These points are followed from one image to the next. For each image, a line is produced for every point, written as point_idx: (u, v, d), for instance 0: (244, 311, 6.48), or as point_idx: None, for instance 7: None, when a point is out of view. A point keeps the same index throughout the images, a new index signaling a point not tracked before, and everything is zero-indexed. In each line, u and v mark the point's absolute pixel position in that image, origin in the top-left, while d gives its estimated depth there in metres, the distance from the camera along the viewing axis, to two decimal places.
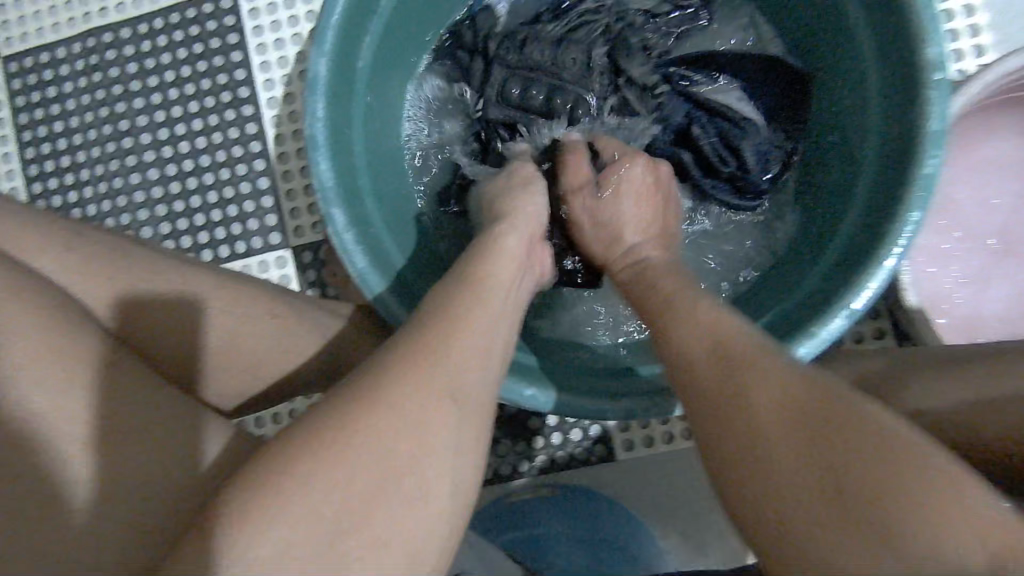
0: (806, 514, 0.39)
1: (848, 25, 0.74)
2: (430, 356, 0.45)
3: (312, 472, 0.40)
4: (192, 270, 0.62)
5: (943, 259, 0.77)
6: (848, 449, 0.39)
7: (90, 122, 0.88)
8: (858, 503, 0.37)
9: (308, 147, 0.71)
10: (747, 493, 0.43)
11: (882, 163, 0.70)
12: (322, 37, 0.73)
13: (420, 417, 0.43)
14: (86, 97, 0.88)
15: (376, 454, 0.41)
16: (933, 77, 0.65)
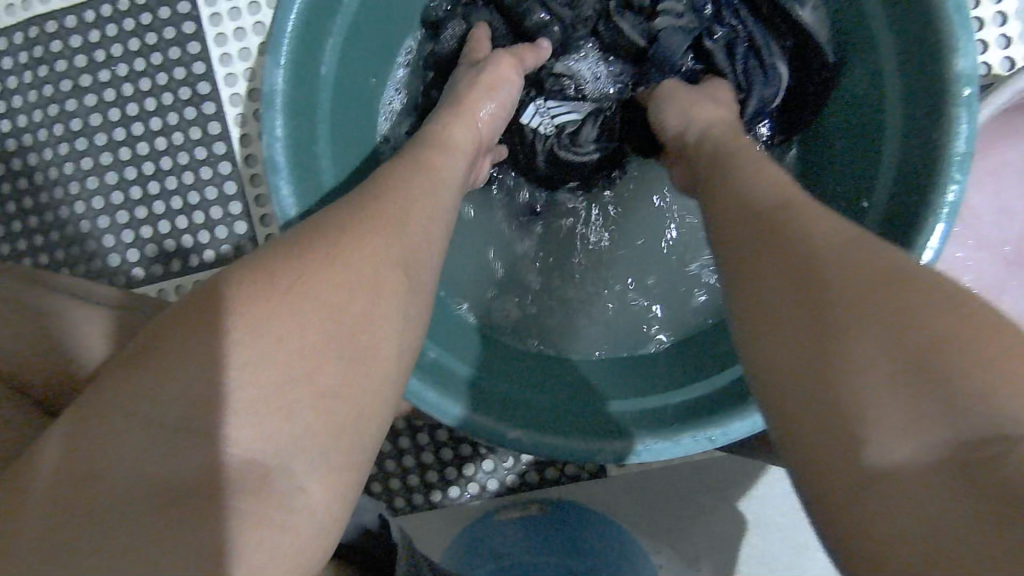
0: (855, 354, 0.34)
1: (875, 25, 0.67)
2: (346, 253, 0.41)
3: (242, 335, 0.38)
4: None
5: (959, 268, 0.79)
6: (913, 299, 0.35)
7: (40, 120, 0.87)
8: (921, 351, 0.33)
9: (267, 170, 0.63)
10: (774, 329, 0.38)
11: (904, 180, 0.62)
12: (273, 57, 0.63)
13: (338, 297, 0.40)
14: (35, 94, 0.87)
15: (307, 325, 0.39)
16: (962, 94, 0.58)
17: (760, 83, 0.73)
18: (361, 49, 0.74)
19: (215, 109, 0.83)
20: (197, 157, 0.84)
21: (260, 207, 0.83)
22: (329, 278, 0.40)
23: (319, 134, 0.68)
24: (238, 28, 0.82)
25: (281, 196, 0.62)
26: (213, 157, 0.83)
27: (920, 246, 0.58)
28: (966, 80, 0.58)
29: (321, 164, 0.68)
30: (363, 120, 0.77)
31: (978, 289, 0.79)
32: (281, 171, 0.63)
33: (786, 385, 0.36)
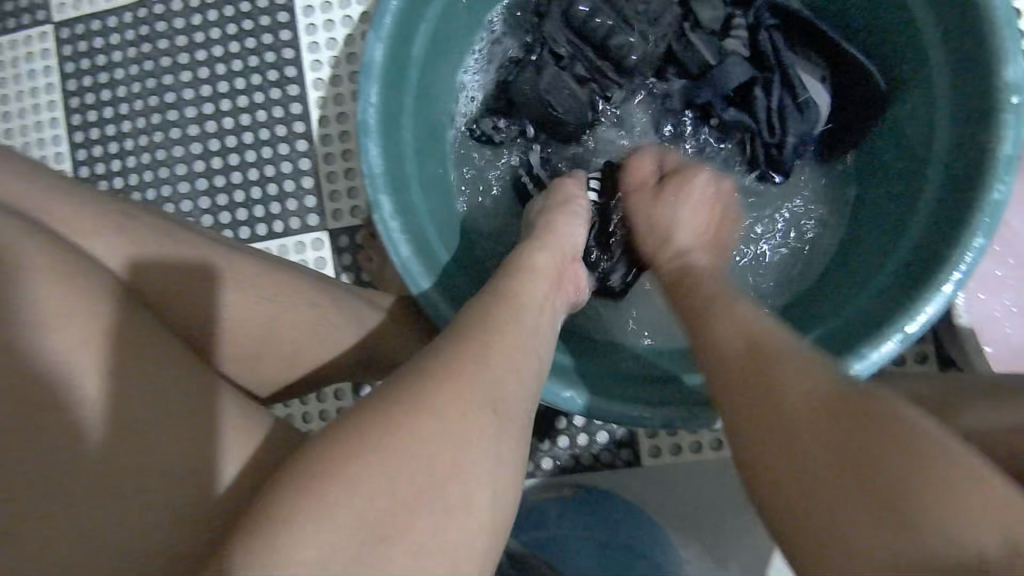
0: (828, 512, 0.38)
1: (909, 17, 0.63)
2: (457, 376, 0.42)
3: (328, 486, 0.36)
4: (231, 251, 0.59)
5: (995, 287, 0.77)
6: (878, 450, 0.38)
7: (137, 91, 0.86)
8: (883, 497, 0.36)
9: (359, 133, 0.59)
10: (773, 485, 0.41)
11: (951, 178, 0.59)
12: (379, 20, 0.59)
13: (462, 431, 0.40)
14: (134, 67, 0.86)
15: (412, 461, 0.38)
16: (1009, 101, 0.55)
17: (795, 119, 0.70)
18: (446, 50, 0.71)
19: (297, 94, 0.82)
20: (277, 134, 0.83)
21: (333, 185, 0.82)
22: (417, 421, 0.39)
23: (406, 107, 0.65)
24: (328, 19, 0.82)
25: (367, 163, 0.59)
26: (292, 135, 0.82)
27: (959, 250, 0.56)
28: (1016, 87, 0.55)
29: (405, 140, 0.65)
30: (438, 128, 0.73)
31: (1013, 309, 0.77)
32: (373, 136, 0.59)
33: (789, 508, 0.40)
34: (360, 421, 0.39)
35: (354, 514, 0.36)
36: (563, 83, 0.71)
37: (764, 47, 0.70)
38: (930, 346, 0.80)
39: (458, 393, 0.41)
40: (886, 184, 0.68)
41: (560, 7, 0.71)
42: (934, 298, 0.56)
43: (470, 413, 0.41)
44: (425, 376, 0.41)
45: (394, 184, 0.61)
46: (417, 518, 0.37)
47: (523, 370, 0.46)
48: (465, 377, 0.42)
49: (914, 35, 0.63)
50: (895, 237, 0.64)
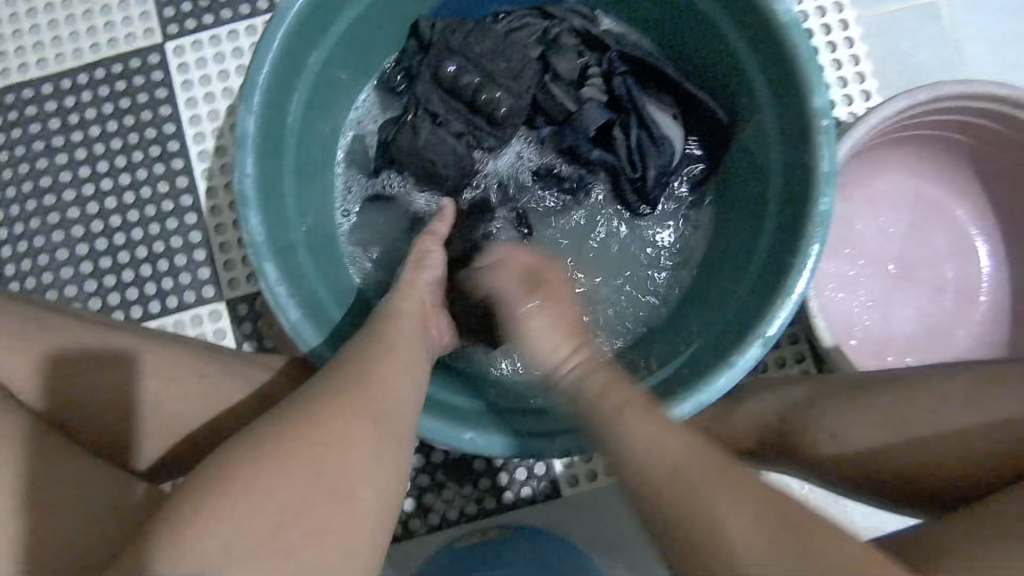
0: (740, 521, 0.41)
1: (734, 57, 0.71)
2: (356, 388, 0.47)
3: (219, 505, 0.39)
4: (121, 333, 0.58)
5: (852, 286, 0.85)
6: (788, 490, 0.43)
7: (10, 178, 0.84)
8: (795, 524, 0.40)
9: (239, 204, 0.60)
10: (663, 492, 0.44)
11: (788, 194, 0.66)
12: (247, 93, 0.61)
13: (346, 434, 0.43)
14: (4, 153, 0.84)
15: (301, 464, 0.41)
16: (820, 123, 0.62)
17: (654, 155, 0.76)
18: (322, 116, 0.73)
19: (181, 167, 0.82)
20: (163, 209, 0.82)
21: (227, 254, 0.82)
22: (332, 434, 0.43)
23: (286, 172, 0.66)
24: (207, 93, 0.83)
25: (249, 233, 0.60)
26: (180, 208, 0.82)
27: (801, 256, 0.62)
28: (824, 110, 0.62)
29: (288, 206, 0.66)
30: (322, 190, 0.75)
31: (870, 303, 0.85)
32: (253, 204, 0.60)
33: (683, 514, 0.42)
34: (262, 436, 0.42)
35: (267, 514, 0.39)
36: (440, 141, 0.75)
37: (619, 90, 0.77)
38: (805, 346, 0.87)
39: (357, 406, 0.45)
40: (739, 202, 0.75)
41: (429, 69, 0.75)
42: (786, 303, 0.62)
43: (368, 431, 0.44)
44: (324, 398, 0.45)
45: (279, 250, 0.62)
46: (318, 527, 0.40)
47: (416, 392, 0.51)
48: (362, 391, 0.46)
49: (741, 72, 0.71)
50: (749, 249, 0.71)
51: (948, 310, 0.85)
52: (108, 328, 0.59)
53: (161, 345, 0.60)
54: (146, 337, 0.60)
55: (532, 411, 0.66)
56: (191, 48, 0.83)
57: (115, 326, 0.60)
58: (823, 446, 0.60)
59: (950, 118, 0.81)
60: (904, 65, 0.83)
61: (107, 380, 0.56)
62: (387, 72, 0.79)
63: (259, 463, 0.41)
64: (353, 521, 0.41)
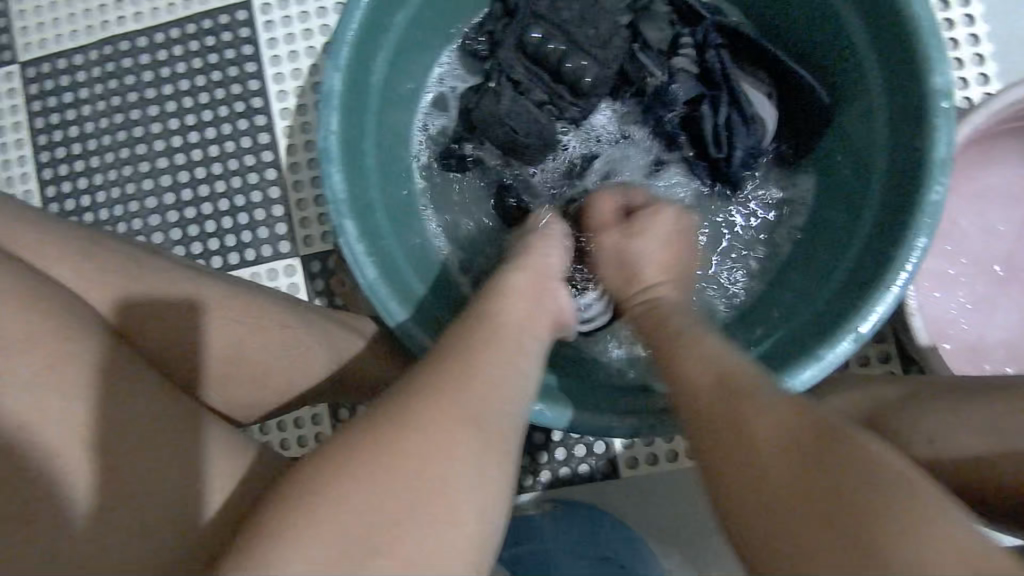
0: (787, 524, 0.38)
1: (841, 29, 0.67)
2: (453, 382, 0.43)
3: (314, 502, 0.37)
4: (201, 277, 0.60)
5: (950, 284, 0.80)
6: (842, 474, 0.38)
7: (105, 127, 0.88)
8: (853, 530, 0.36)
9: (320, 161, 0.60)
10: (741, 505, 0.41)
11: (893, 181, 0.62)
12: (335, 51, 0.61)
13: (439, 440, 0.40)
14: (101, 104, 0.88)
15: (399, 467, 0.38)
16: (939, 106, 0.58)
17: (743, 134, 0.73)
18: (403, 77, 0.73)
19: (265, 124, 0.84)
20: (246, 164, 0.84)
21: (303, 212, 0.83)
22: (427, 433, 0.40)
23: (367, 132, 0.67)
24: (292, 51, 0.84)
25: (330, 190, 0.60)
26: (261, 164, 0.84)
27: (905, 250, 0.58)
28: (943, 92, 0.58)
29: (367, 165, 0.66)
30: (399, 153, 0.75)
31: (969, 306, 0.79)
32: (335, 162, 0.60)
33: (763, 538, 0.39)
34: (358, 434, 0.40)
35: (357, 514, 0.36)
36: (522, 108, 0.73)
37: (712, 64, 0.73)
38: (891, 345, 0.82)
39: (452, 402, 0.42)
40: (834, 188, 0.71)
41: (514, 34, 0.74)
42: (883, 298, 0.58)
43: (464, 437, 0.41)
44: (421, 393, 0.42)
45: (357, 209, 0.62)
46: (406, 529, 0.37)
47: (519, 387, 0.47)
48: (461, 389, 0.43)
49: (849, 48, 0.66)
50: (847, 240, 0.66)
51: None
52: (188, 271, 0.61)
53: (241, 291, 0.62)
54: (227, 283, 0.62)
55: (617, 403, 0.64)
56: (278, 5, 0.85)
57: (194, 270, 0.61)
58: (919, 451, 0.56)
59: None
60: None
61: (196, 325, 0.58)
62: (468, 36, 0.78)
63: (339, 469, 0.38)
64: (445, 530, 0.38)
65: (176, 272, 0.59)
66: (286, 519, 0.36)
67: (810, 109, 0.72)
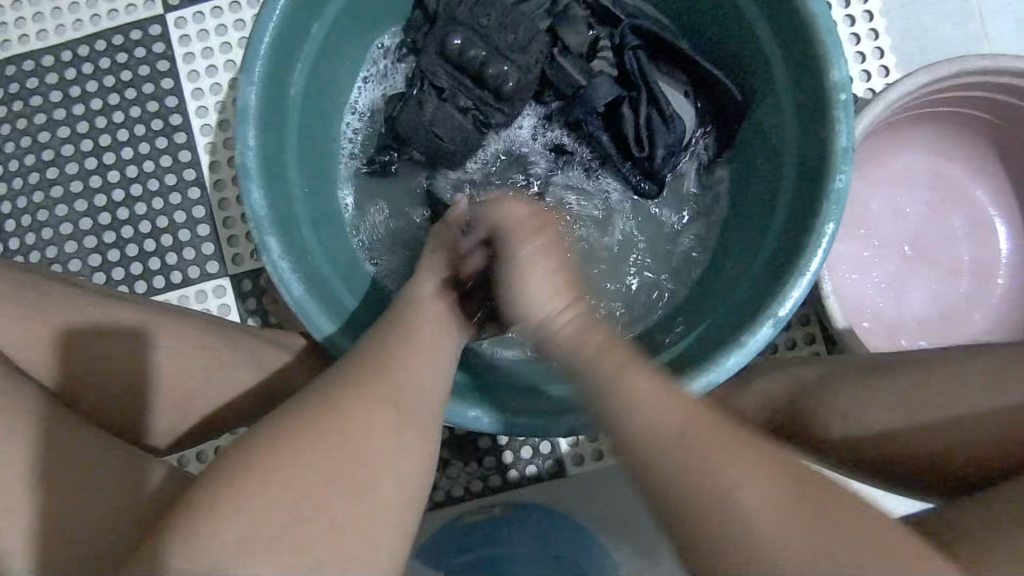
0: (763, 521, 0.41)
1: (748, 27, 0.69)
2: (374, 372, 0.47)
3: (261, 477, 0.40)
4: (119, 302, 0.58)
5: (865, 266, 0.84)
6: (813, 492, 0.42)
7: (13, 151, 0.84)
8: (817, 525, 0.41)
9: (240, 178, 0.59)
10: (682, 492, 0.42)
11: (802, 172, 0.65)
12: (249, 64, 0.60)
13: (364, 425, 0.43)
14: (7, 127, 0.84)
15: (328, 451, 0.42)
16: (839, 98, 0.60)
17: (663, 133, 0.75)
18: (323, 89, 0.72)
19: (184, 142, 0.82)
20: (167, 183, 0.82)
21: (229, 229, 0.82)
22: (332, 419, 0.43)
23: (289, 145, 0.66)
24: (210, 65, 0.82)
25: (252, 206, 0.59)
26: (183, 183, 0.82)
27: (815, 236, 0.60)
28: (843, 86, 0.61)
29: (290, 179, 0.65)
30: (324, 166, 0.74)
31: (884, 285, 0.83)
32: (255, 178, 0.59)
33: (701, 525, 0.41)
34: (290, 417, 0.44)
35: (278, 505, 0.39)
36: (447, 116, 0.73)
37: (630, 65, 0.75)
38: (815, 326, 0.85)
39: (369, 398, 0.45)
40: (750, 180, 0.74)
41: (435, 42, 0.74)
42: (799, 283, 0.60)
43: (376, 422, 0.44)
44: (336, 387, 0.46)
45: (282, 225, 0.61)
46: (334, 502, 0.41)
47: (434, 374, 0.51)
48: (380, 376, 0.47)
49: (757, 45, 0.69)
50: (761, 230, 0.69)
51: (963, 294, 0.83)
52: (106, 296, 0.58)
53: (165, 314, 0.60)
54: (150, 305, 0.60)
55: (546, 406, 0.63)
56: (193, 19, 0.83)
57: (114, 296, 0.59)
58: (843, 430, 0.59)
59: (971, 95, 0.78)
60: (925, 38, 0.80)
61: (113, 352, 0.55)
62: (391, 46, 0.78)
63: (277, 446, 0.41)
64: (370, 510, 0.41)
65: (94, 299, 0.56)
66: (230, 497, 0.39)
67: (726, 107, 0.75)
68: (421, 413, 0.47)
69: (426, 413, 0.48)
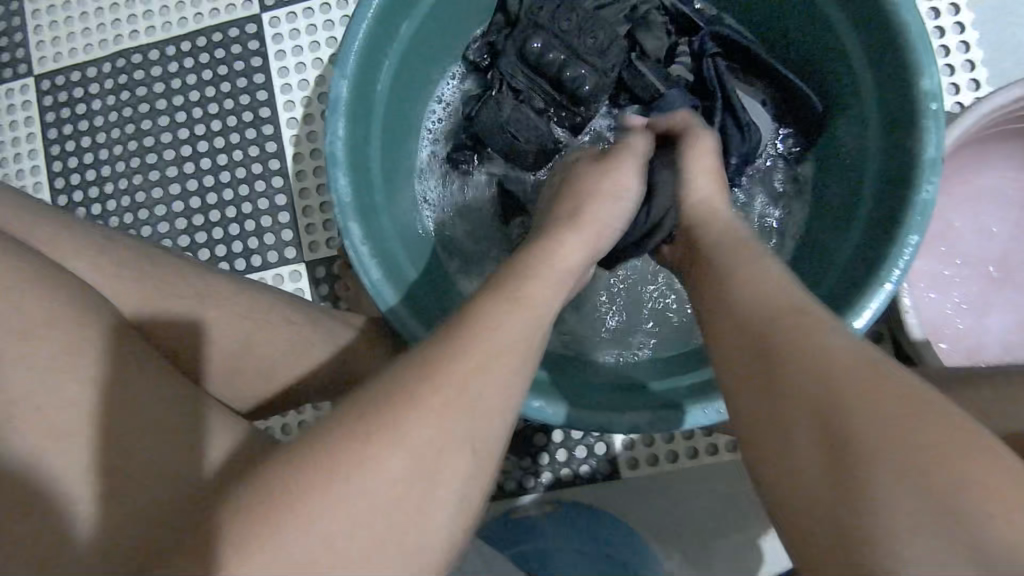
0: (812, 453, 0.37)
1: (833, 35, 0.68)
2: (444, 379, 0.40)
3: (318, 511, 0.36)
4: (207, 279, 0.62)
5: (945, 285, 0.81)
6: (881, 413, 0.36)
7: (117, 137, 0.90)
8: (872, 477, 0.34)
9: (327, 166, 0.62)
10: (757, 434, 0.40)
11: (885, 182, 0.63)
12: (342, 59, 0.63)
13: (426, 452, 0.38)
14: (114, 114, 0.90)
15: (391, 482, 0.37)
16: (927, 108, 0.59)
17: (737, 140, 0.74)
18: (407, 85, 0.75)
19: (272, 133, 0.87)
20: (253, 172, 0.87)
21: (308, 218, 0.85)
22: (398, 412, 0.38)
23: (373, 139, 0.68)
24: (299, 62, 0.87)
25: (336, 194, 0.61)
26: (268, 172, 0.86)
27: (897, 247, 0.59)
28: (934, 96, 0.59)
29: (373, 170, 0.68)
30: (404, 161, 0.76)
31: (963, 305, 0.81)
32: (342, 167, 0.62)
33: (768, 463, 0.39)
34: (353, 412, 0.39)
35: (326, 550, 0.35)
36: (524, 118, 0.76)
37: (707, 72, 0.75)
38: (887, 345, 0.83)
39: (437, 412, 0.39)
40: (830, 192, 0.72)
41: (514, 45, 0.76)
42: (877, 294, 0.59)
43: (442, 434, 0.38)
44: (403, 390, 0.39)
45: (364, 212, 0.64)
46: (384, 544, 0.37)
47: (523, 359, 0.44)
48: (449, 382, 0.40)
49: (841, 53, 0.68)
50: (839, 240, 0.68)
51: None
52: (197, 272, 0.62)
53: (253, 293, 0.64)
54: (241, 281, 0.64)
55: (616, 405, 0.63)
56: (286, 19, 0.87)
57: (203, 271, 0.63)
58: None
59: None
60: (1020, 53, 0.77)
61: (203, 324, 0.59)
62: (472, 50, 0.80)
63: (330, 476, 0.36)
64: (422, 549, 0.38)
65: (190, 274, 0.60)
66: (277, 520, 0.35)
67: (803, 116, 0.74)
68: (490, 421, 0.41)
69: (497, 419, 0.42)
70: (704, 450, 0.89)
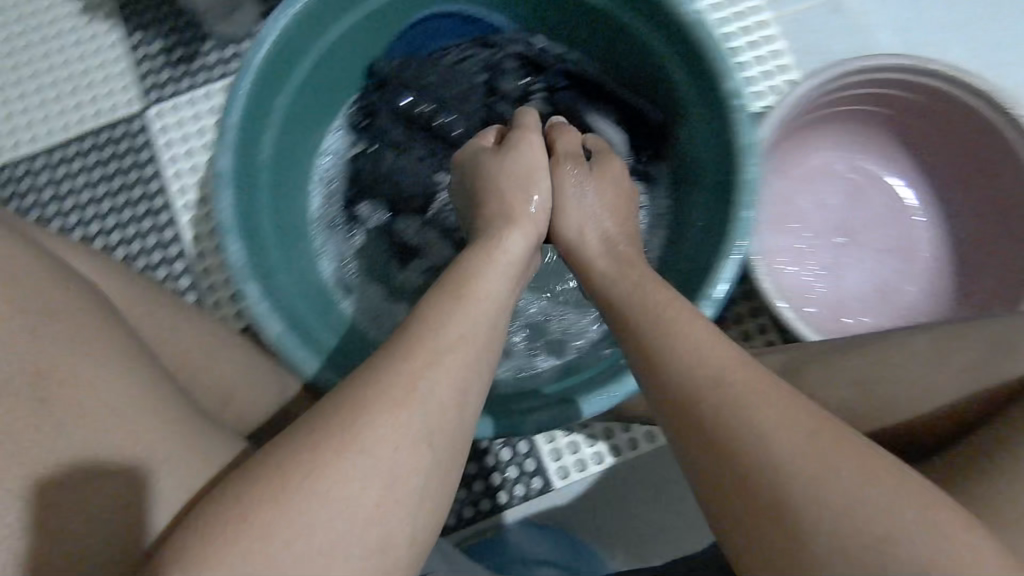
0: (807, 538, 0.36)
1: (657, 56, 0.78)
2: (396, 395, 0.42)
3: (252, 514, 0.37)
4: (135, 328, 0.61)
5: (802, 257, 0.91)
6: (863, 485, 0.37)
7: None
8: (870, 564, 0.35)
9: (219, 234, 0.65)
10: (731, 510, 0.40)
11: (722, 174, 0.72)
12: (222, 134, 0.67)
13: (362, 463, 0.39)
14: None
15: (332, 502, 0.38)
16: (736, 104, 0.69)
17: None
18: (289, 152, 0.80)
19: (168, 220, 0.90)
20: (155, 260, 0.89)
21: (214, 294, 0.88)
22: (346, 465, 0.39)
23: (262, 205, 0.73)
24: (188, 148, 0.91)
25: (231, 258, 0.65)
26: (170, 257, 0.89)
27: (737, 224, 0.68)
28: (738, 94, 0.70)
29: (264, 234, 0.72)
30: (295, 222, 0.81)
31: (820, 271, 0.91)
32: (233, 234, 0.66)
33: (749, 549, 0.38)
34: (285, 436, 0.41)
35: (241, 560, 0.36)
36: (403, 167, 0.83)
37: (559, 106, 0.85)
38: (767, 320, 0.92)
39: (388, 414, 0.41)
40: (683, 190, 0.82)
41: (386, 103, 0.84)
42: (728, 265, 0.67)
43: (383, 444, 0.40)
44: (337, 415, 0.41)
45: (259, 274, 0.67)
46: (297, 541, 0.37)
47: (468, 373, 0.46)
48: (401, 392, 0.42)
49: (664, 69, 0.78)
50: (695, 230, 0.76)
51: (896, 271, 0.91)
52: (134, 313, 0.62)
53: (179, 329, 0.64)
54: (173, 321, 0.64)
55: (525, 408, 0.68)
56: (169, 110, 0.92)
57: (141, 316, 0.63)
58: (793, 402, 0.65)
59: (862, 92, 0.87)
60: None
61: None
62: (349, 114, 0.87)
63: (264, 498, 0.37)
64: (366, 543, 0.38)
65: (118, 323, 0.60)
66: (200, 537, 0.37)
67: (650, 131, 0.84)
68: (438, 418, 0.43)
69: (444, 418, 0.43)
70: (626, 446, 0.93)
